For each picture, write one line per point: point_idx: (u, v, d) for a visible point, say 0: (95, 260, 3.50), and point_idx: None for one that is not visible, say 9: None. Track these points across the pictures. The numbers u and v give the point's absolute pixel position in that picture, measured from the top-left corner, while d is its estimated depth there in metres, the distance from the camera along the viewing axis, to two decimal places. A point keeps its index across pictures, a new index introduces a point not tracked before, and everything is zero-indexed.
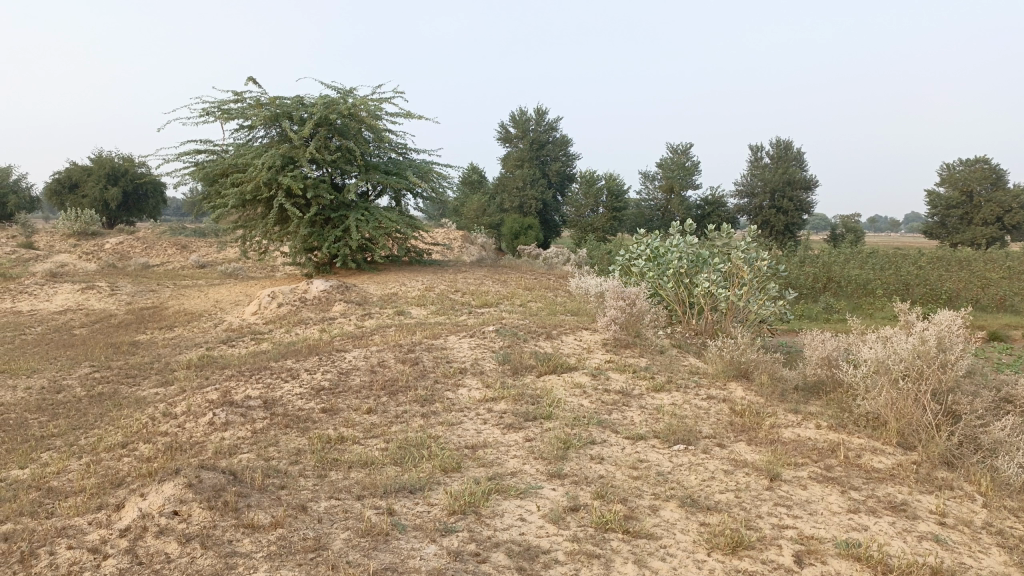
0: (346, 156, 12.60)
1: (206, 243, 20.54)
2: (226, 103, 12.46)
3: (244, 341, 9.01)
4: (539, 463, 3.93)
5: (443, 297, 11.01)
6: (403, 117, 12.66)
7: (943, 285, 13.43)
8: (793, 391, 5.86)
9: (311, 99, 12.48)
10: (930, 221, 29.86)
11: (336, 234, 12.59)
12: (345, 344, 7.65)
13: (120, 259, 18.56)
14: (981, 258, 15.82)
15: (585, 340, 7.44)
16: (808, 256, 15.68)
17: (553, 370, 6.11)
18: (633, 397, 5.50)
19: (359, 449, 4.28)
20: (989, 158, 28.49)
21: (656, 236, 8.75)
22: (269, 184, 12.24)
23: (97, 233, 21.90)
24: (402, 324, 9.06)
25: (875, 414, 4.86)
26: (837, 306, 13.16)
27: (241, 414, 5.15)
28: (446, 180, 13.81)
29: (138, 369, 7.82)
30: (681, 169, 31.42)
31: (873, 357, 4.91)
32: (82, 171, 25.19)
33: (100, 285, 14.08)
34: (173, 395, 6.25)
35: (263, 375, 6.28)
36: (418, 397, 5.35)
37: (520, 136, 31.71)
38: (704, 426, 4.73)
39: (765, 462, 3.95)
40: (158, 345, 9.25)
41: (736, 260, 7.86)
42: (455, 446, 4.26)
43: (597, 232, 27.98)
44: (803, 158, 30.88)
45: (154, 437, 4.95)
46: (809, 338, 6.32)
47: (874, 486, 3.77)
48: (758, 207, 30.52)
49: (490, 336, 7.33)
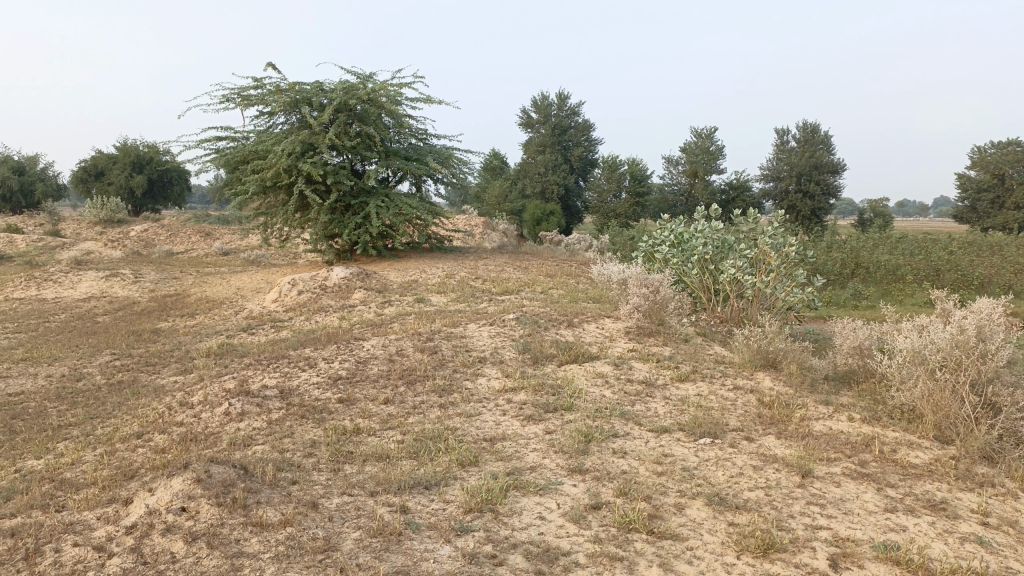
0: (366, 142, 12.50)
1: (229, 230, 20.62)
2: (246, 89, 12.41)
3: (263, 329, 8.95)
4: (560, 457, 3.79)
5: (464, 284, 10.90)
6: (423, 102, 12.52)
7: (975, 271, 13.11)
8: (823, 381, 5.66)
9: (330, 85, 12.38)
10: (960, 205, 29.24)
11: (356, 221, 12.50)
12: (365, 332, 7.56)
13: (144, 247, 18.66)
14: (1014, 242, 15.41)
15: (608, 329, 7.29)
16: (836, 241, 15.37)
17: (574, 360, 5.97)
18: (657, 387, 5.35)
19: (374, 441, 4.18)
20: (1022, 140, 27.79)
21: (680, 221, 8.55)
22: (289, 171, 12.18)
23: (123, 221, 22.07)
24: (422, 311, 8.95)
25: (910, 407, 4.66)
26: (865, 293, 12.88)
27: (256, 404, 5.08)
28: (467, 166, 13.66)
29: (158, 357, 7.79)
30: (704, 153, 31.03)
31: (907, 348, 4.70)
32: (108, 159, 25.38)
33: (123, 272, 14.13)
34: (191, 383, 6.20)
35: (281, 364, 6.21)
36: (437, 387, 5.24)
37: (542, 121, 31.43)
38: (730, 418, 4.57)
39: (796, 457, 3.78)
40: (179, 332, 9.24)
41: (763, 245, 7.65)
42: (473, 438, 4.14)
43: (620, 218, 27.71)
44: (830, 141, 30.30)
45: (170, 428, 4.89)
46: (839, 326, 6.11)
47: (911, 483, 3.58)
48: (784, 191, 30.04)
49: (510, 324, 7.20)
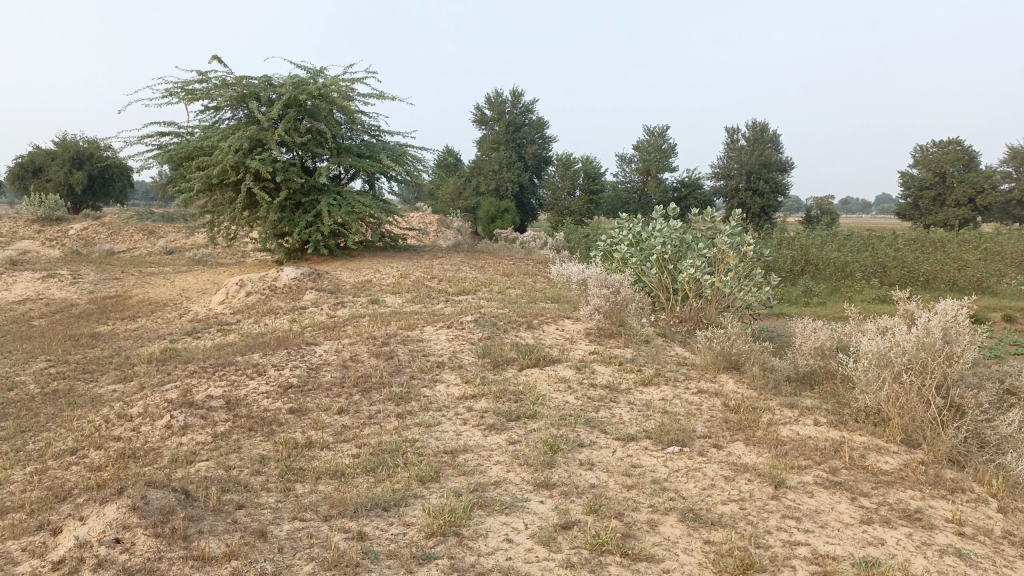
0: (317, 138, 12.15)
1: (174, 228, 19.96)
2: (190, 82, 11.95)
3: (210, 333, 8.59)
4: (524, 470, 3.62)
5: (420, 284, 10.65)
6: (376, 98, 12.22)
7: (921, 267, 13.39)
8: (786, 382, 5.59)
9: (279, 79, 12.01)
10: (903, 202, 29.93)
11: (307, 219, 12.14)
12: (317, 335, 7.29)
13: (84, 246, 17.94)
14: (956, 239, 15.76)
15: (568, 330, 7.14)
16: (786, 238, 15.52)
17: (535, 364, 5.80)
18: (621, 392, 5.21)
19: (327, 456, 3.94)
20: (962, 140, 28.67)
21: (639, 220, 8.46)
22: (236, 168, 11.77)
23: (62, 218, 21.23)
24: (376, 313, 8.70)
25: (875, 409, 4.61)
26: (816, 289, 13.00)
27: (201, 416, 4.79)
28: (421, 163, 13.39)
29: (97, 364, 7.37)
30: (657, 151, 31.22)
31: (872, 350, 4.63)
32: (46, 155, 24.34)
33: (61, 273, 13.49)
34: (132, 393, 5.86)
35: (228, 372, 5.90)
36: (394, 395, 5.02)
37: (496, 118, 31.26)
38: (697, 424, 4.45)
39: (767, 466, 3.67)
40: (120, 337, 8.81)
41: (722, 245, 7.60)
42: (432, 451, 3.94)
43: (574, 215, 27.69)
44: (779, 140, 30.77)
45: (107, 443, 4.58)
46: (800, 326, 6.06)
47: (884, 491, 3.51)
48: (735, 189, 30.39)
49: (468, 326, 7.00)
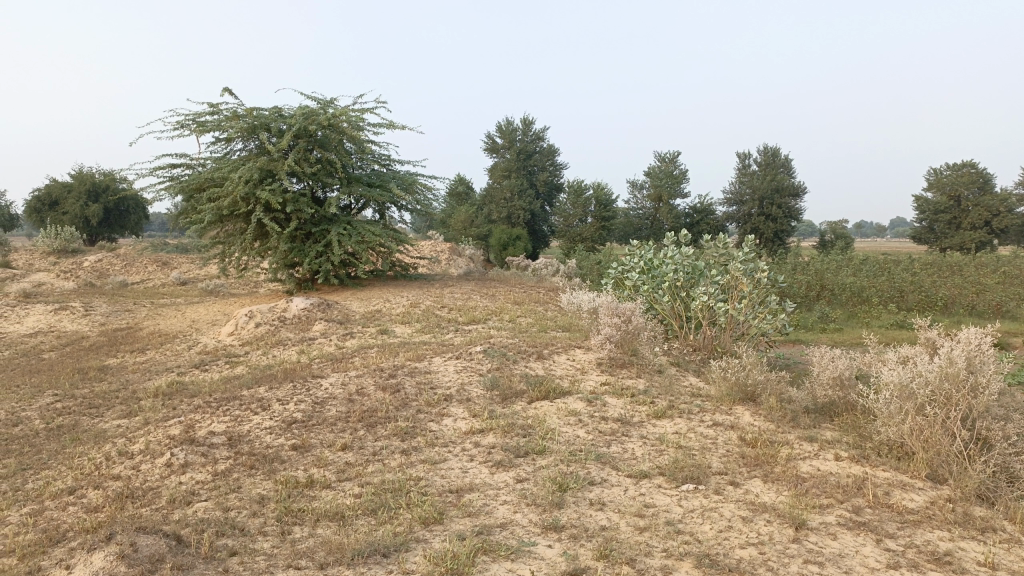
0: (327, 168, 12.16)
1: (188, 259, 20.04)
2: (201, 115, 12.02)
3: (218, 365, 8.50)
4: (532, 511, 3.47)
5: (430, 314, 10.55)
6: (385, 128, 12.24)
7: (939, 291, 13.18)
8: (804, 414, 5.41)
9: (289, 110, 12.06)
10: (918, 226, 29.65)
11: (317, 249, 12.10)
12: (324, 367, 7.18)
13: (98, 277, 18.02)
14: (973, 262, 15.51)
15: (579, 360, 7.00)
16: (800, 263, 15.34)
17: (545, 396, 5.65)
18: (633, 425, 5.05)
19: (329, 496, 3.81)
20: (976, 162, 28.42)
21: (650, 247, 8.33)
22: (247, 199, 11.78)
23: (78, 250, 21.38)
24: (384, 344, 8.58)
25: (899, 443, 4.42)
26: (832, 315, 12.80)
27: (202, 454, 4.67)
28: (431, 192, 13.36)
29: (104, 398, 7.29)
30: (668, 177, 31.17)
31: (894, 381, 4.46)
32: (63, 188, 24.63)
33: (73, 305, 13.50)
34: (135, 428, 5.75)
35: (232, 406, 5.79)
36: (399, 430, 4.89)
37: (507, 146, 31.36)
38: (713, 460, 4.29)
39: (786, 506, 3.51)
40: (128, 370, 8.75)
41: (735, 271, 7.46)
42: (437, 490, 3.80)
43: (586, 242, 27.62)
44: (791, 165, 30.66)
45: (106, 482, 4.47)
46: (817, 354, 5.89)
47: (911, 532, 3.33)
48: (747, 214, 30.27)
49: (477, 357, 6.88)
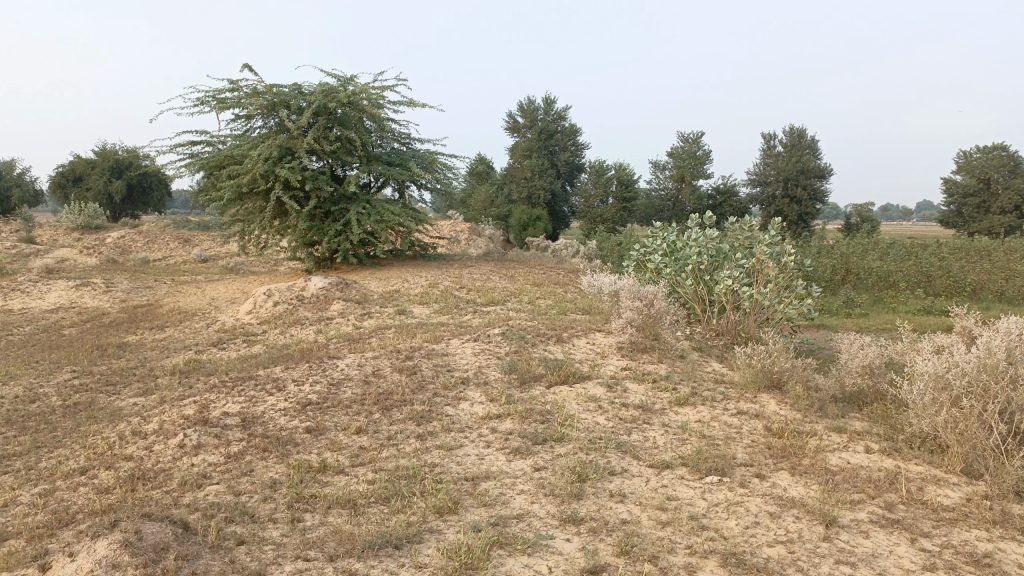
0: (347, 146, 12.03)
1: (209, 236, 20.05)
2: (221, 91, 11.93)
3: (235, 344, 8.45)
4: (550, 502, 3.35)
5: (448, 294, 10.45)
6: (406, 106, 12.09)
7: (967, 276, 12.87)
8: (832, 403, 5.25)
9: (309, 87, 11.93)
10: (946, 209, 29.04)
11: (336, 228, 12.00)
12: (341, 348, 7.10)
13: (120, 254, 18.09)
14: (1002, 247, 15.12)
15: (599, 344, 6.86)
16: (825, 246, 15.02)
17: (564, 381, 5.53)
18: (655, 412, 4.91)
19: (342, 482, 3.71)
20: (1007, 145, 27.72)
21: (673, 229, 8.13)
22: (266, 177, 11.70)
23: (101, 226, 21.50)
24: (402, 324, 8.48)
25: (933, 435, 4.25)
26: (858, 300, 12.51)
27: (215, 435, 4.61)
28: (451, 171, 13.19)
29: (121, 375, 7.26)
30: (691, 158, 30.74)
31: (929, 371, 4.27)
32: (86, 164, 24.74)
33: (95, 281, 13.52)
34: (151, 407, 5.70)
35: (247, 387, 5.71)
36: (415, 414, 4.78)
37: (528, 125, 31.06)
38: (738, 451, 4.14)
39: (815, 501, 3.36)
40: (146, 347, 8.73)
41: (761, 255, 7.26)
42: (452, 478, 3.69)
43: (607, 223, 27.33)
44: (817, 146, 30.12)
45: (119, 463, 4.41)
46: (845, 342, 5.70)
47: (947, 531, 3.18)
48: (771, 196, 29.83)
49: (495, 339, 6.76)
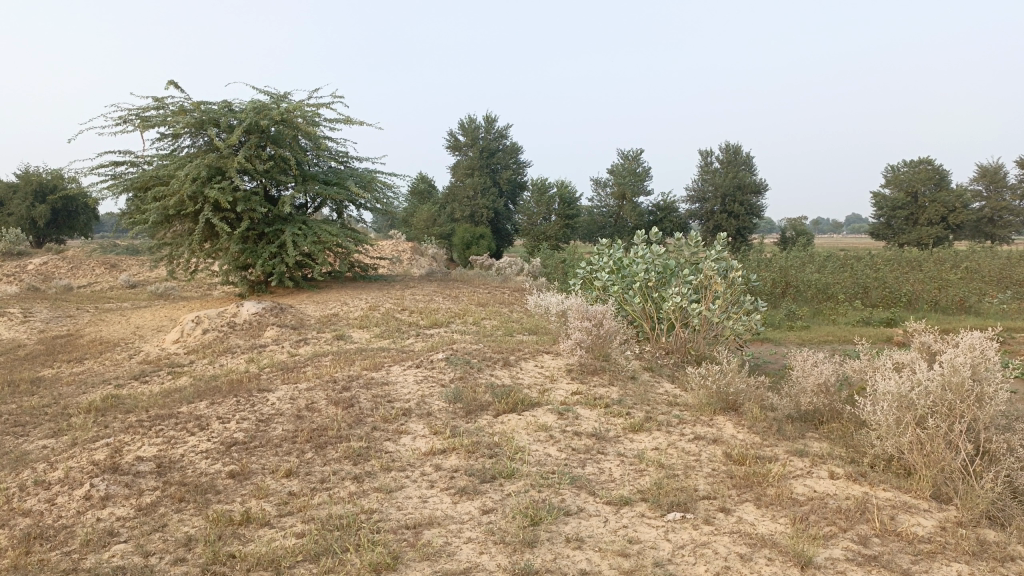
0: (281, 165, 11.56)
1: (138, 261, 19.13)
2: (145, 109, 11.35)
3: (160, 377, 7.89)
4: (501, 553, 3.04)
5: (389, 317, 10.05)
6: (342, 122, 11.69)
7: (902, 287, 13.08)
8: (789, 423, 5.05)
9: (239, 105, 11.45)
10: (876, 222, 29.78)
11: (271, 250, 11.49)
12: (274, 378, 6.64)
13: (42, 281, 17.09)
14: (931, 257, 15.45)
15: (547, 367, 6.56)
16: (764, 259, 15.06)
17: (512, 409, 5.21)
18: (609, 441, 4.63)
19: (268, 535, 3.33)
20: (931, 159, 28.71)
21: (620, 245, 7.89)
22: (195, 198, 11.12)
23: (23, 252, 20.38)
24: (341, 351, 8.05)
25: (897, 458, 4.07)
26: (799, 313, 12.53)
27: (126, 484, 4.14)
28: (391, 189, 12.80)
29: (32, 414, 6.64)
30: (631, 175, 30.96)
31: (891, 392, 4.07)
32: (8, 188, 23.49)
33: (11, 311, 12.63)
34: (59, 450, 5.15)
35: (167, 426, 5.22)
36: (351, 452, 4.39)
37: (469, 144, 30.83)
38: (699, 482, 3.88)
39: (786, 539, 3.13)
40: (63, 382, 8.09)
41: (708, 270, 7.08)
42: (393, 526, 3.34)
43: (550, 240, 27.20)
44: (753, 162, 30.80)
45: (15, 518, 3.91)
46: (798, 358, 5.52)
47: (926, 566, 2.99)
48: (710, 211, 30.23)
49: (438, 365, 6.40)
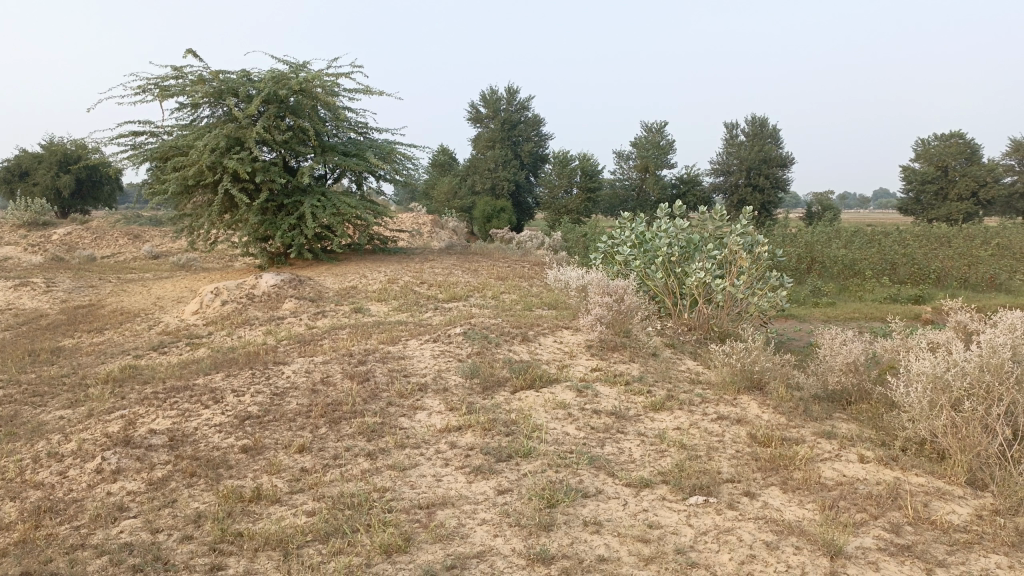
0: (300, 136, 11.43)
1: (160, 232, 19.15)
2: (164, 79, 11.26)
3: (178, 348, 7.86)
4: (516, 536, 2.94)
5: (408, 290, 9.94)
6: (362, 93, 11.52)
7: (931, 263, 12.75)
8: (815, 403, 4.89)
9: (258, 74, 11.31)
10: (904, 197, 29.16)
11: (290, 221, 11.41)
12: (291, 351, 6.57)
13: (66, 251, 17.19)
14: (962, 233, 15.06)
15: (567, 343, 6.43)
16: (789, 235, 14.74)
17: (530, 386, 5.09)
18: (629, 420, 4.51)
19: (279, 514, 3.25)
20: (963, 133, 28.00)
21: (643, 219, 7.70)
22: (214, 168, 11.05)
23: (49, 223, 20.50)
24: (358, 323, 7.97)
25: (930, 442, 3.90)
26: (825, 289, 12.25)
27: (137, 458, 4.08)
28: (411, 161, 12.64)
29: (50, 384, 6.62)
30: (654, 148, 30.52)
31: (926, 372, 3.89)
32: (33, 158, 23.63)
33: (34, 281, 12.67)
34: (75, 421, 5.11)
35: (182, 399, 5.16)
36: (365, 428, 4.31)
37: (491, 116, 30.53)
38: (722, 464, 3.74)
39: (814, 527, 3.00)
40: (82, 352, 8.09)
41: (733, 245, 6.88)
42: (405, 505, 3.25)
43: (571, 214, 26.90)
44: (779, 135, 30.23)
45: (27, 491, 3.86)
46: (826, 336, 5.33)
47: (963, 558, 2.85)
48: (734, 185, 29.75)
49: (456, 340, 6.29)
